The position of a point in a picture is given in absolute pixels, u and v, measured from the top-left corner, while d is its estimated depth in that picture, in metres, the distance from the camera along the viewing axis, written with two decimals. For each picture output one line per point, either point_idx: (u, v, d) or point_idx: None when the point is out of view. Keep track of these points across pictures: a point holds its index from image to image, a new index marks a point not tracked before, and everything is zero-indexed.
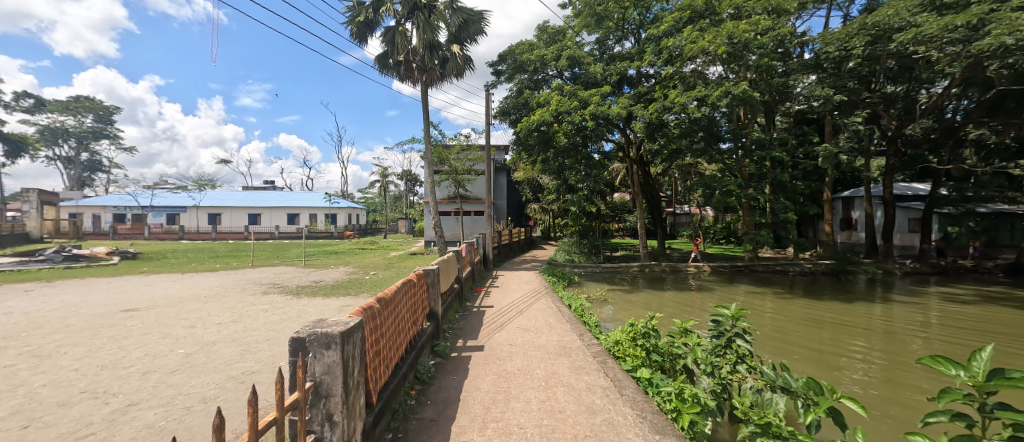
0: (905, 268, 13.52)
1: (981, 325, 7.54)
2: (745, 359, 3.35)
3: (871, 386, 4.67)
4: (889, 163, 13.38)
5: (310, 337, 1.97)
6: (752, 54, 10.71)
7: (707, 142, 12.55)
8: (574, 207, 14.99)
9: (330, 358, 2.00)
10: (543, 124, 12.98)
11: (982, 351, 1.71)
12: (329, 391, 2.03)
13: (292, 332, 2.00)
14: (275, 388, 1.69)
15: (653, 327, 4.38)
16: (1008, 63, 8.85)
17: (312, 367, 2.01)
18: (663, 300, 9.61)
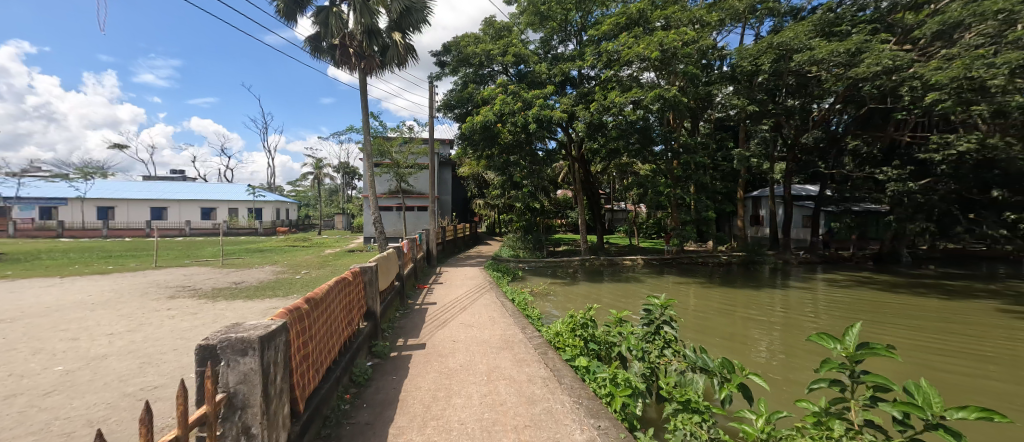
0: (799, 258, 15.50)
1: (855, 306, 8.89)
2: (671, 344, 3.63)
3: (771, 361, 5.34)
4: (787, 168, 15.27)
5: (222, 344, 1.80)
6: (679, 63, 11.54)
7: (642, 144, 13.47)
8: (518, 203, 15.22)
9: (246, 366, 1.84)
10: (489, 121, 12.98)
11: (855, 328, 2.01)
12: (246, 401, 1.86)
13: (201, 340, 1.84)
14: (178, 402, 1.52)
15: (590, 317, 4.61)
16: (876, 86, 10.43)
17: (225, 376, 1.84)
18: (600, 292, 10.13)
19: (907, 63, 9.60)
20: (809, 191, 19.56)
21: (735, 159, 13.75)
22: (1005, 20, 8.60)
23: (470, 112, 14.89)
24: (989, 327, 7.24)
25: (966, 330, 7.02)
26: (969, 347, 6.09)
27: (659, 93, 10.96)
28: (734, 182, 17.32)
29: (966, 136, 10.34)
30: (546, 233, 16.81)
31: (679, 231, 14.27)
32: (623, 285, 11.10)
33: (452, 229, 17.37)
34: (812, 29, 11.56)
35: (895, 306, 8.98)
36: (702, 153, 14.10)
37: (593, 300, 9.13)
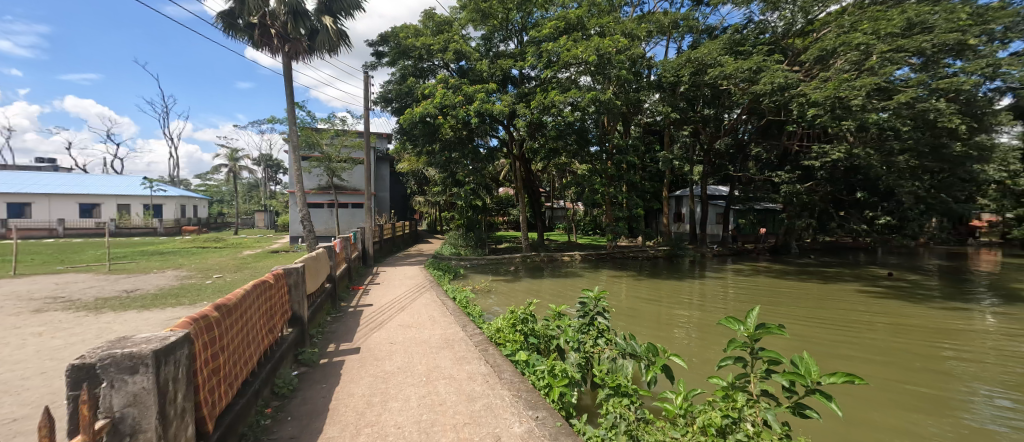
0: (714, 251, 17.16)
1: (760, 292, 10.05)
2: (604, 333, 3.80)
3: (690, 344, 5.86)
4: (704, 170, 16.77)
5: (103, 362, 1.57)
6: (613, 69, 12.16)
7: (579, 145, 14.05)
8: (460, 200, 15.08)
9: (135, 386, 1.62)
10: (429, 115, 12.67)
11: (754, 311, 2.28)
12: (135, 428, 1.62)
13: (73, 360, 1.58)
14: (38, 436, 1.28)
15: (530, 312, 4.68)
16: (776, 100, 11.80)
17: (107, 400, 1.60)
18: (540, 287, 10.38)
19: (796, 82, 11.00)
20: (722, 191, 21.76)
21: (662, 160, 14.81)
22: (865, 50, 10.24)
23: (409, 106, 14.45)
24: (859, 307, 8.58)
25: (842, 310, 8.25)
26: (845, 325, 7.17)
27: (594, 95, 11.46)
28: (660, 182, 18.67)
29: (842, 145, 12.15)
30: (487, 230, 16.84)
31: (613, 227, 15.08)
32: (561, 280, 11.49)
33: (390, 227, 16.75)
34: (726, 45, 12.82)
35: (790, 291, 10.30)
36: (633, 154, 15.01)
37: (533, 295, 9.34)
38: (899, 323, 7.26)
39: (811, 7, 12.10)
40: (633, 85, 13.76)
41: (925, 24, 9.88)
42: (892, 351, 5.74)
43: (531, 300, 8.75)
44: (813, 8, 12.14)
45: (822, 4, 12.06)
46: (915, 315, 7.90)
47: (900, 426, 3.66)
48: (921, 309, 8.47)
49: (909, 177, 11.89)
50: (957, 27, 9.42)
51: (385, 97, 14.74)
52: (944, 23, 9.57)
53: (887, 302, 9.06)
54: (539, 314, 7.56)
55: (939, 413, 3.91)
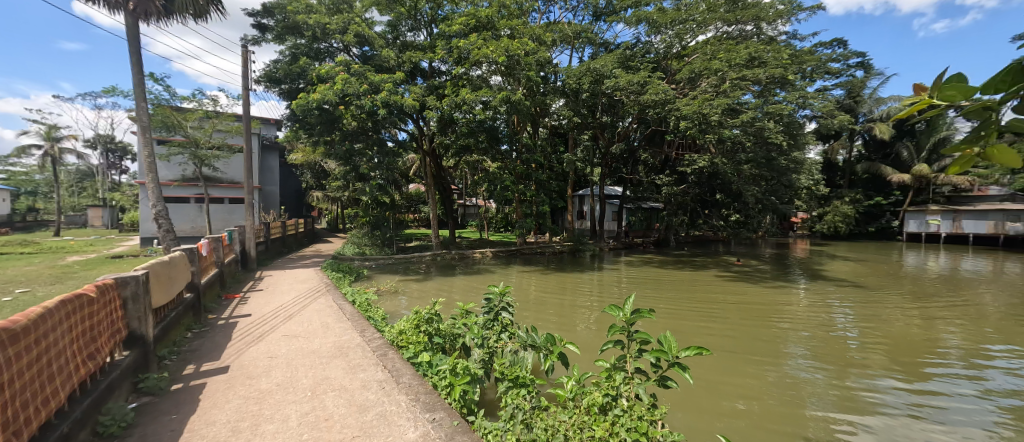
0: (610, 246, 18.86)
1: (647, 281, 11.37)
2: (507, 328, 3.91)
3: (588, 333, 6.35)
4: (603, 172, 18.26)
5: None
6: (523, 70, 12.61)
7: (490, 142, 14.14)
8: (365, 197, 14.09)
9: None
10: (327, 102, 11.61)
11: (630, 298, 2.57)
12: None
13: None
14: None
15: (436, 312, 4.59)
16: (660, 112, 13.45)
17: None
18: (451, 286, 10.23)
19: (673, 98, 12.61)
20: (616, 192, 24.02)
21: (567, 162, 15.78)
22: (721, 76, 12.26)
23: (303, 90, 13.02)
24: (717, 290, 10.23)
25: (706, 294, 9.76)
26: (705, 306, 8.49)
27: (505, 95, 11.74)
28: (565, 182, 19.77)
29: (706, 155, 14.37)
30: (395, 228, 16.05)
31: (522, 224, 15.59)
32: (471, 277, 11.52)
33: (280, 225, 14.91)
34: (620, 59, 14.18)
35: (669, 279, 11.83)
36: (541, 154, 15.68)
37: (441, 294, 9.17)
38: (744, 303, 8.83)
39: (684, 35, 13.98)
40: (540, 90, 14.39)
41: (760, 59, 12.18)
42: (737, 327, 6.96)
43: (440, 299, 8.58)
44: (685, 36, 14.04)
45: (692, 33, 14.03)
46: (754, 295, 9.72)
47: (739, 390, 4.48)
48: (762, 289, 10.44)
49: (751, 182, 14.58)
50: (782, 64, 11.86)
51: (273, 77, 12.92)
52: (773, 60, 11.97)
53: (738, 285, 10.97)
54: (446, 313, 7.46)
55: (761, 376, 4.89)
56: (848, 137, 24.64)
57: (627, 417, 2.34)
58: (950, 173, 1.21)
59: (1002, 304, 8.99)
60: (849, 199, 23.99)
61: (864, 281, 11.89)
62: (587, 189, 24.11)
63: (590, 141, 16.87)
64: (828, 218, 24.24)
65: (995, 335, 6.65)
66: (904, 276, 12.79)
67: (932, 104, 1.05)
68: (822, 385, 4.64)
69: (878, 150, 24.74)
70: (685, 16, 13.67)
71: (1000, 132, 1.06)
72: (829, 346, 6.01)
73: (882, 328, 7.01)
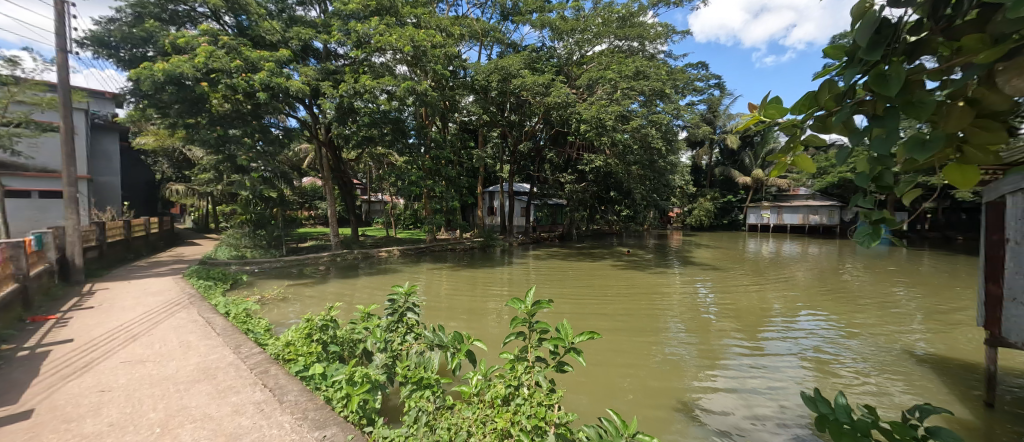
0: (518, 240, 19.48)
1: (553, 273, 12.04)
2: (413, 329, 3.72)
3: (498, 328, 6.46)
4: (512, 169, 18.72)
5: None
6: (429, 63, 12.24)
7: (395, 135, 13.04)
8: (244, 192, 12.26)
9: None
10: (186, 78, 9.78)
11: (533, 290, 2.62)
12: None
13: None
14: None
15: (333, 317, 4.20)
16: (563, 114, 14.31)
17: None
18: (354, 288, 9.48)
19: (571, 100, 13.42)
20: (524, 188, 24.89)
21: (476, 158, 15.80)
22: (612, 85, 13.50)
23: (152, 59, 10.59)
24: (612, 279, 11.24)
25: (603, 282, 10.68)
26: (600, 294, 9.27)
27: (410, 86, 11.28)
28: (474, 178, 19.81)
29: (602, 156, 15.71)
30: (285, 227, 14.29)
31: (432, 220, 15.21)
32: (376, 278, 10.86)
33: (123, 225, 12.17)
34: (526, 60, 14.65)
35: (572, 270, 12.67)
36: (450, 149, 15.41)
37: (340, 298, 8.42)
38: (633, 289, 9.86)
39: (582, 43, 15.03)
40: (447, 82, 14.06)
41: (644, 73, 13.65)
42: (624, 312, 7.72)
43: (339, 304, 7.88)
44: (584, 44, 15.12)
45: (589, 43, 15.18)
46: (641, 281, 10.93)
47: (625, 369, 4.98)
48: (648, 276, 11.80)
49: (637, 181, 16.37)
50: (661, 79, 13.47)
51: (104, 41, 10.04)
52: (654, 74, 13.49)
53: (628, 273, 12.24)
54: (346, 319, 6.87)
55: (642, 354, 5.51)
56: (709, 144, 29.24)
57: (527, 405, 2.37)
58: (773, 174, 1.50)
59: (810, 278, 11.55)
60: (710, 197, 28.49)
61: (722, 264, 14.22)
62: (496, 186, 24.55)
63: (499, 139, 17.26)
64: (695, 213, 28.71)
65: (805, 305, 8.50)
66: (749, 259, 15.63)
67: (764, 117, 1.30)
68: (687, 357, 5.42)
69: (729, 157, 30.02)
70: (583, 27, 14.73)
71: (804, 141, 1.34)
72: (696, 323, 7.03)
73: (735, 304, 8.44)
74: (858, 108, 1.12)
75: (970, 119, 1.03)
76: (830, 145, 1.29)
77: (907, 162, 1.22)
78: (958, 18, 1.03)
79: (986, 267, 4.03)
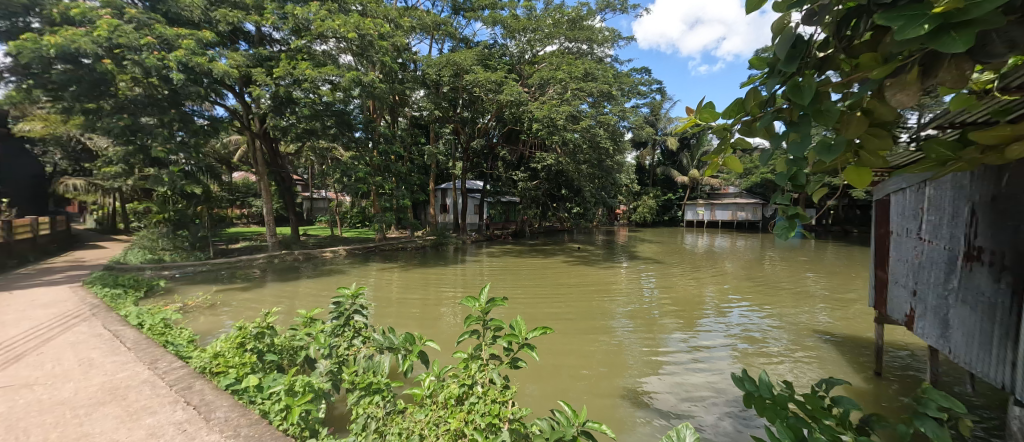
0: (471, 238, 19.35)
1: (506, 270, 12.12)
2: (360, 332, 3.55)
3: (451, 328, 6.39)
4: (465, 166, 18.54)
5: None
6: (376, 54, 11.76)
7: (340, 129, 12.39)
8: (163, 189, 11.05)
9: None
10: (84, 56, 8.66)
11: (486, 287, 2.60)
12: None
13: None
14: None
15: (271, 324, 3.91)
16: (516, 111, 14.42)
17: None
18: (295, 291, 8.91)
19: (522, 98, 13.48)
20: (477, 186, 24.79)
21: (427, 154, 15.45)
22: (563, 84, 13.81)
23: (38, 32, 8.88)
24: (563, 274, 11.51)
25: (555, 278, 10.92)
26: (552, 290, 9.47)
27: (355, 77, 10.77)
28: (426, 175, 19.34)
29: (553, 154, 16.01)
30: (212, 227, 13.07)
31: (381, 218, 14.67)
32: (320, 279, 10.28)
33: (3, 226, 10.44)
34: (478, 56, 14.54)
35: (525, 267, 12.82)
36: (400, 145, 14.93)
37: (278, 303, 7.86)
38: (583, 284, 10.18)
39: (534, 43, 15.19)
40: (396, 75, 13.57)
41: (593, 75, 14.09)
42: (575, 306, 7.95)
43: (277, 309, 7.35)
44: (535, 43, 15.27)
45: (541, 43, 15.37)
46: (591, 276, 11.31)
47: (577, 362, 5.11)
48: (597, 271, 12.24)
49: (587, 180, 16.87)
50: (608, 82, 13.98)
51: None
52: (602, 75, 13.96)
53: (579, 268, 12.63)
54: (285, 325, 6.44)
55: (591, 347, 5.69)
56: (652, 145, 30.89)
57: (482, 403, 2.36)
58: (707, 174, 1.61)
59: (740, 269, 12.60)
60: (653, 195, 30.12)
61: (665, 258, 15.09)
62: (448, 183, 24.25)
63: (451, 135, 17.01)
64: (639, 210, 30.20)
65: (735, 294, 9.26)
66: (688, 252, 16.72)
67: (700, 120, 1.39)
68: (633, 347, 5.69)
69: (670, 158, 31.90)
70: (534, 26, 14.90)
71: (733, 143, 1.46)
72: (642, 314, 7.39)
73: (676, 295, 9.00)
74: (777, 115, 1.23)
75: (864, 127, 1.18)
76: (754, 148, 1.41)
77: (816, 165, 1.37)
78: (856, 40, 1.18)
79: (876, 255, 4.61)
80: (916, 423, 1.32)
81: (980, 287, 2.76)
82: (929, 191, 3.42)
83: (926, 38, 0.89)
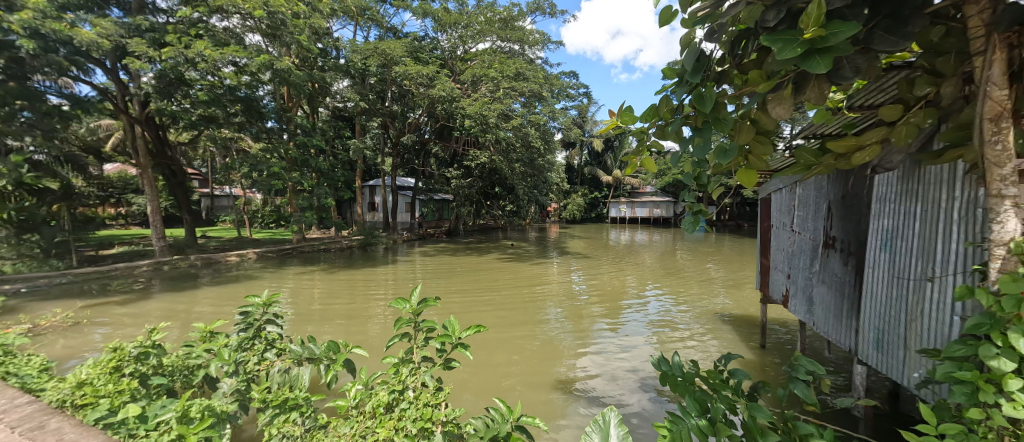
0: (402, 237, 18.66)
1: (438, 269, 11.94)
2: (274, 344, 3.14)
3: (377, 332, 6.14)
4: (394, 162, 17.82)
5: None
6: (289, 35, 10.82)
7: (248, 116, 11.17)
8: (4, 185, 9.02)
9: None
10: None
11: (416, 288, 2.51)
12: None
13: None
14: None
15: (158, 342, 3.15)
16: (447, 107, 14.20)
17: None
18: (192, 302, 7.87)
19: (452, 92, 13.24)
20: (407, 183, 24.03)
21: (352, 149, 14.57)
22: (495, 82, 13.91)
23: None
24: (497, 272, 11.64)
25: (490, 276, 11.01)
26: (485, 287, 9.53)
27: (266, 60, 9.90)
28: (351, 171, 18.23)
29: (485, 152, 16.05)
30: (77, 230, 11.00)
31: (299, 218, 13.53)
32: (223, 288, 9.18)
33: None
34: (408, 47, 14.00)
35: (459, 265, 12.74)
36: (321, 138, 13.83)
37: (169, 318, 6.82)
38: (515, 280, 10.39)
39: (466, 38, 15.06)
40: (315, 62, 12.61)
41: (524, 76, 14.35)
42: (507, 303, 8.10)
43: (166, 325, 6.44)
44: (467, 39, 15.14)
45: (473, 39, 15.27)
46: (524, 272, 11.59)
47: (512, 359, 5.18)
48: (530, 267, 12.56)
49: (520, 178, 17.17)
50: (539, 82, 14.31)
51: None
52: (533, 75, 14.28)
53: (511, 265, 12.86)
54: (176, 343, 5.62)
55: (521, 342, 5.82)
56: (579, 146, 32.37)
57: (413, 408, 2.29)
58: (626, 173, 1.73)
59: (657, 261, 13.74)
60: (581, 193, 31.59)
61: (592, 253, 15.91)
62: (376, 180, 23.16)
63: (378, 130, 16.23)
64: (568, 208, 31.50)
65: (653, 283, 10.08)
66: (612, 247, 17.82)
67: (620, 123, 1.50)
68: (560, 339, 5.95)
69: (595, 158, 33.69)
70: (465, 22, 14.80)
71: (648, 145, 1.60)
72: (572, 308, 7.74)
73: (602, 288, 9.56)
74: (685, 121, 1.38)
75: (752, 134, 1.37)
76: (666, 150, 1.55)
77: (716, 166, 1.55)
78: (745, 58, 1.35)
79: (760, 246, 5.31)
80: (790, 386, 1.56)
81: (833, 269, 3.34)
82: (798, 190, 4.04)
83: (798, 59, 1.05)
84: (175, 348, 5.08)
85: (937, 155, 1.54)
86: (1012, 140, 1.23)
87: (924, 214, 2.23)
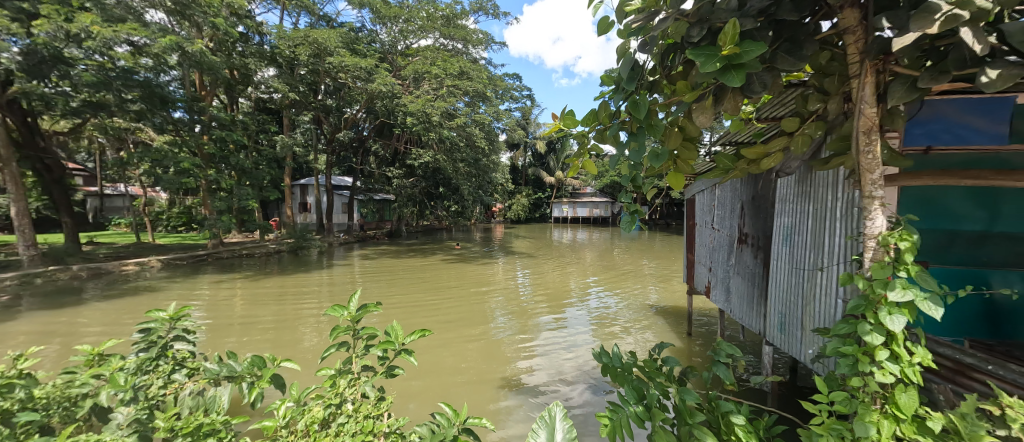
0: (338, 240, 17.66)
1: (378, 273, 11.48)
2: (184, 364, 2.66)
3: (308, 343, 5.78)
4: (329, 160, 16.84)
5: None
6: (200, 15, 9.77)
7: (150, 105, 9.76)
8: None
9: None
10: None
11: (355, 293, 2.38)
12: None
13: None
14: None
15: (25, 373, 2.33)
16: (386, 104, 13.71)
17: None
18: (76, 321, 6.83)
19: (390, 86, 12.74)
20: (344, 182, 22.84)
21: (278, 144, 13.50)
22: (438, 80, 13.71)
23: None
24: (442, 273, 11.47)
25: (434, 277, 10.83)
26: (429, 290, 9.35)
27: (173, 41, 8.86)
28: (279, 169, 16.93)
29: (428, 151, 15.72)
30: None
31: (214, 221, 12.26)
32: (118, 303, 8.02)
33: None
34: (343, 38, 13.30)
35: (401, 268, 12.37)
36: (241, 131, 12.60)
37: (43, 341, 5.86)
38: (460, 282, 10.30)
39: (406, 33, 14.69)
40: (233, 47, 11.53)
41: (468, 75, 14.25)
42: (450, 305, 8.02)
43: (38, 349, 5.55)
44: (407, 34, 14.77)
45: (414, 35, 14.92)
46: (469, 273, 11.54)
47: (454, 362, 5.12)
48: (475, 268, 12.51)
49: (464, 178, 16.98)
50: (483, 82, 14.31)
51: None
52: (477, 74, 14.24)
53: (455, 266, 12.73)
54: (51, 371, 4.88)
55: (462, 344, 5.76)
56: (523, 146, 32.87)
57: (352, 422, 2.16)
58: (568, 175, 1.79)
59: (597, 259, 14.32)
60: (524, 194, 32.05)
61: (536, 252, 16.22)
62: (308, 179, 21.72)
63: (310, 125, 15.23)
64: (513, 208, 31.82)
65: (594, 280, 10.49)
66: (555, 246, 18.28)
67: (563, 126, 1.56)
68: (501, 339, 6.00)
69: (539, 159, 34.38)
70: (406, 17, 14.42)
71: (589, 149, 1.67)
72: (516, 307, 7.83)
73: (547, 286, 9.77)
74: (621, 126, 1.46)
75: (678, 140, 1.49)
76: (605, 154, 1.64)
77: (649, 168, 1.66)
78: (673, 70, 1.47)
79: (686, 243, 5.75)
80: (714, 369, 1.70)
81: (746, 262, 3.73)
82: (717, 191, 4.44)
83: (716, 73, 1.17)
84: (49, 376, 4.43)
85: (824, 162, 1.79)
86: (879, 151, 1.47)
87: (813, 213, 2.59)
